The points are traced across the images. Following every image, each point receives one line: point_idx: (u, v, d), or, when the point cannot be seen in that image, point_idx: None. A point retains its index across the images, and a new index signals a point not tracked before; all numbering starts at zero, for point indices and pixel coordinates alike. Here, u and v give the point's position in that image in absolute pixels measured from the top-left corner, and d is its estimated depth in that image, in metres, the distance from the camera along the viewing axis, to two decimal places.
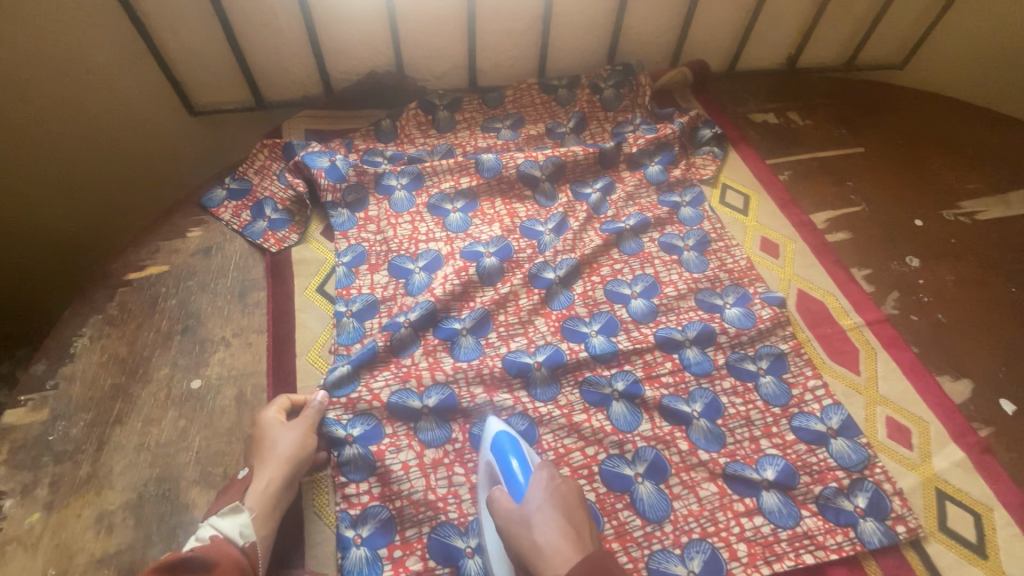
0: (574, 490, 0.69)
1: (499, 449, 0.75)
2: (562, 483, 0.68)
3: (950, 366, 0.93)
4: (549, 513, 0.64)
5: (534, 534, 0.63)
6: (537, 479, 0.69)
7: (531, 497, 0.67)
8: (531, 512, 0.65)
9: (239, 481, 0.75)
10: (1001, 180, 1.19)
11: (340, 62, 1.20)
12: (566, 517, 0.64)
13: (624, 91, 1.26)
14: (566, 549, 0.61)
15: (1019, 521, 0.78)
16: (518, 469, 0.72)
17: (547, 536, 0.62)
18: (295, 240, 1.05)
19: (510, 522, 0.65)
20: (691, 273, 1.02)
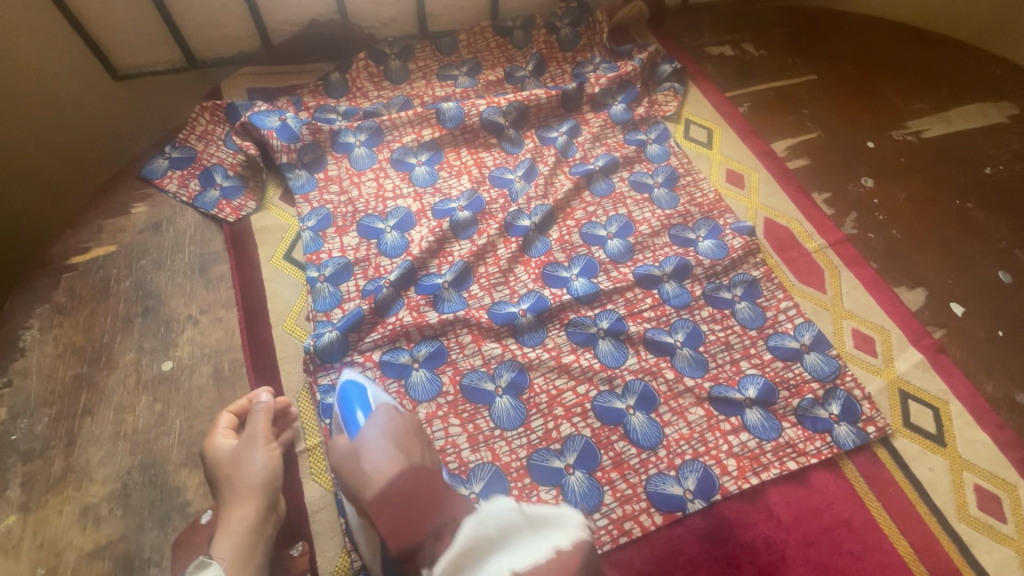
0: (411, 418, 0.71)
1: (345, 398, 0.75)
2: (395, 412, 0.71)
3: (906, 278, 0.99)
4: (378, 438, 0.67)
5: (365, 463, 0.65)
6: (375, 413, 0.71)
7: (365, 431, 0.68)
8: (362, 444, 0.67)
9: (200, 527, 0.69)
10: (942, 98, 1.25)
11: (278, 12, 1.11)
12: (395, 442, 0.67)
13: (581, 29, 1.23)
14: (390, 467, 0.64)
15: (971, 410, 0.86)
16: (362, 416, 0.73)
17: (375, 462, 0.65)
18: (252, 208, 0.99)
19: (344, 458, 0.67)
20: (662, 210, 1.03)
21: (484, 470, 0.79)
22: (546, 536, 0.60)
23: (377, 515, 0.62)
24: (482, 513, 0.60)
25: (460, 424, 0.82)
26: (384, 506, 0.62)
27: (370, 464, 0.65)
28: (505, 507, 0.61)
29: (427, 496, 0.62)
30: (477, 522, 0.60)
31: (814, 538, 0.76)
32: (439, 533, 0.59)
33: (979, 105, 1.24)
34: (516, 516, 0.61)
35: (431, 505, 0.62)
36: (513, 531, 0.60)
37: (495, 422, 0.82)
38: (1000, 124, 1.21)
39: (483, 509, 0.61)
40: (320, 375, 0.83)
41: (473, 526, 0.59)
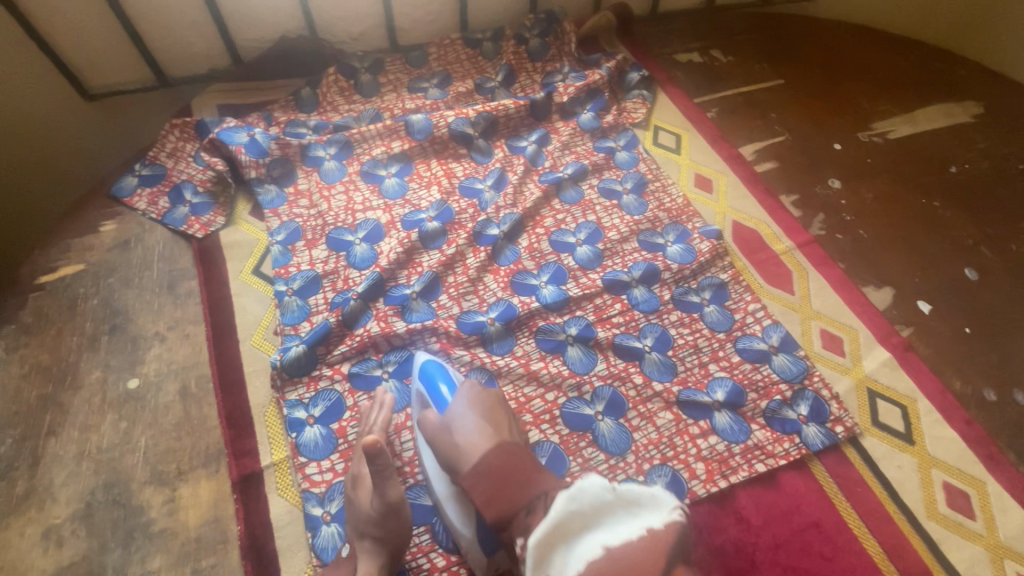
0: (494, 394, 0.72)
1: (427, 376, 0.78)
2: (481, 388, 0.72)
3: (873, 277, 0.99)
4: (467, 414, 0.67)
5: (456, 436, 0.65)
6: (463, 390, 0.71)
7: (458, 406, 0.68)
8: (452, 419, 0.67)
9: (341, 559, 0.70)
10: (908, 100, 1.27)
11: (247, 29, 1.12)
12: (484, 416, 0.67)
13: (549, 40, 1.25)
14: (486, 443, 0.63)
15: (940, 407, 0.86)
16: (448, 391, 0.76)
17: (466, 436, 0.65)
18: (221, 223, 0.99)
19: (435, 432, 0.67)
20: (631, 215, 1.04)
21: None
22: (642, 518, 0.54)
23: (473, 487, 0.61)
24: (575, 490, 0.56)
25: None
26: (482, 479, 0.61)
27: (461, 441, 0.64)
28: (598, 486, 0.56)
29: (523, 472, 0.61)
30: (568, 501, 0.56)
31: (784, 540, 0.76)
32: (532, 508, 0.60)
33: (943, 106, 1.26)
34: (610, 495, 0.56)
35: (526, 482, 0.61)
36: (606, 509, 0.56)
37: None
38: (964, 124, 1.23)
39: (574, 488, 0.56)
40: (288, 390, 0.83)
41: (569, 507, 0.55)
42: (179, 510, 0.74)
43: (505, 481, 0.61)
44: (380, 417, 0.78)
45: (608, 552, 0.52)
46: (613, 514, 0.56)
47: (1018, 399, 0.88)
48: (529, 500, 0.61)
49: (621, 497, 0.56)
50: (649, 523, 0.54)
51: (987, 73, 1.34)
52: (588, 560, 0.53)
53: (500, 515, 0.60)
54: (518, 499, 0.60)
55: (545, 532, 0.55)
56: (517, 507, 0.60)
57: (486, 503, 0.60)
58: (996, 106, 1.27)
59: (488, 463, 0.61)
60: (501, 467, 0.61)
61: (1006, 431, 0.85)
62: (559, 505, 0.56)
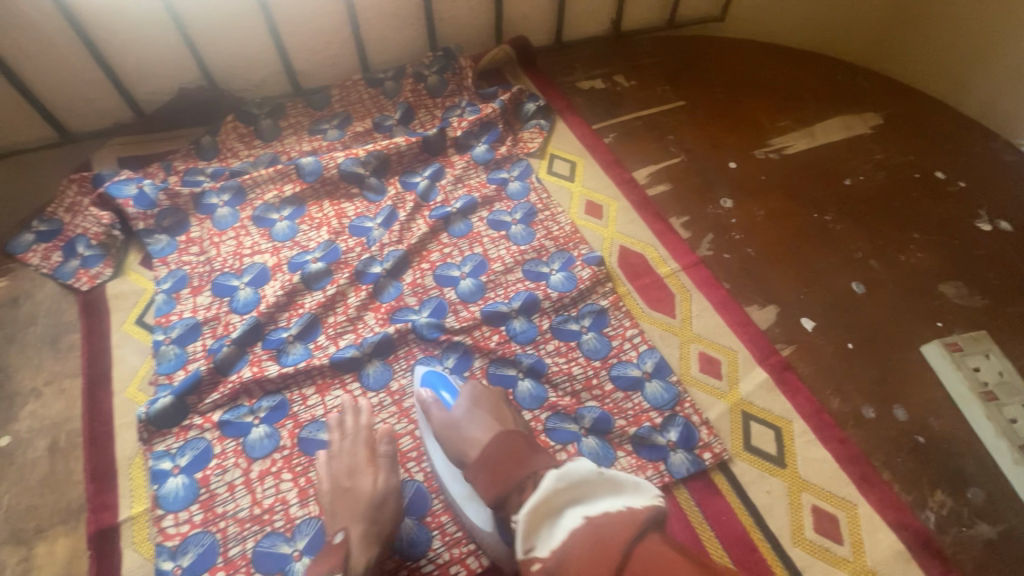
0: (496, 395, 0.80)
1: (433, 381, 0.83)
2: (482, 388, 0.80)
3: (758, 296, 0.99)
4: (472, 415, 0.75)
5: (463, 432, 0.74)
6: (464, 392, 0.79)
7: (463, 402, 0.78)
8: (459, 419, 0.76)
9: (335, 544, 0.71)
10: (808, 115, 1.27)
11: (144, 83, 1.15)
12: (487, 414, 0.75)
13: (448, 76, 1.27)
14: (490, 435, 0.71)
15: (815, 428, 0.85)
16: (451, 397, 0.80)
17: (472, 431, 0.73)
18: (110, 275, 1.00)
19: (442, 428, 0.77)
20: (518, 246, 1.05)
21: (310, 526, 0.78)
22: (621, 499, 0.60)
23: (477, 473, 0.68)
24: (564, 470, 0.63)
25: (292, 479, 0.81)
26: (484, 461, 0.68)
27: (466, 436, 0.73)
28: (585, 466, 0.64)
29: (521, 456, 0.67)
30: (558, 477, 0.63)
31: None
32: (524, 486, 0.65)
33: (843, 118, 1.27)
34: (596, 477, 0.62)
35: (522, 459, 0.67)
36: (592, 488, 0.62)
37: None
38: (863, 135, 1.24)
39: (566, 466, 0.63)
40: (156, 441, 0.83)
41: (556, 481, 0.62)
42: (34, 568, 0.75)
43: (502, 467, 0.67)
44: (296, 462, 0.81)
45: (588, 521, 0.58)
46: (599, 493, 0.62)
47: (898, 414, 0.86)
48: (521, 481, 0.65)
49: (606, 475, 0.62)
50: (629, 503, 0.60)
51: (889, 84, 1.35)
52: (570, 529, 0.59)
53: (496, 493, 0.66)
54: (511, 479, 0.65)
55: (534, 505, 0.62)
56: (512, 485, 0.65)
57: (485, 485, 0.67)
58: (896, 115, 1.28)
59: (488, 448, 0.69)
60: (499, 449, 0.68)
61: (882, 448, 0.83)
62: (550, 478, 0.63)
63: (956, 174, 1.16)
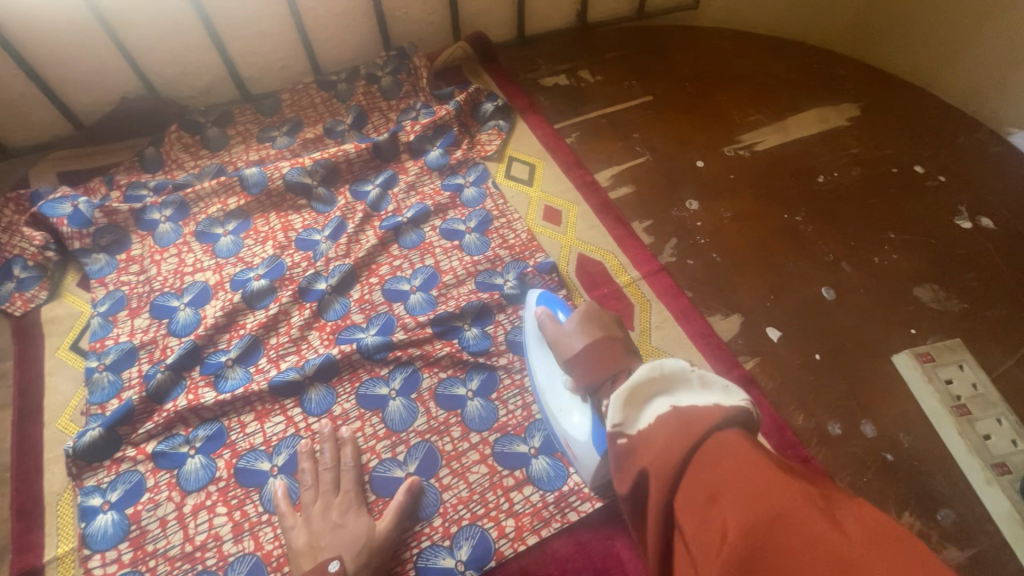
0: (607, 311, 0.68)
1: (547, 302, 0.84)
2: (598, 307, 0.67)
3: (721, 304, 0.94)
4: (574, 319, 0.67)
5: (560, 335, 0.68)
6: (580, 309, 0.68)
7: (579, 313, 0.68)
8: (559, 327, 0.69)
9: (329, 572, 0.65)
10: (782, 107, 1.21)
11: (82, 94, 1.11)
12: (587, 322, 0.65)
13: (402, 77, 1.22)
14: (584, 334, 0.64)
15: (776, 447, 0.80)
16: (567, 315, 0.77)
17: (569, 336, 0.66)
18: (45, 298, 0.96)
19: (549, 339, 0.70)
20: (471, 256, 1.00)
21: (244, 563, 0.74)
22: (712, 398, 0.48)
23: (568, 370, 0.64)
24: (658, 360, 0.52)
25: (227, 513, 0.77)
26: (580, 360, 0.62)
27: (566, 341, 0.66)
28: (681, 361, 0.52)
29: (616, 359, 0.60)
30: (651, 367, 0.52)
31: None
32: (617, 380, 0.58)
33: (819, 110, 1.21)
34: (691, 372, 0.51)
35: (624, 365, 0.60)
36: (684, 382, 0.51)
37: (264, 507, 0.77)
38: (839, 127, 1.18)
39: (662, 358, 0.53)
40: (85, 477, 0.79)
41: (648, 369, 0.52)
42: None
43: (595, 362, 0.60)
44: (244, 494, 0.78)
45: (673, 411, 0.48)
46: (692, 388, 0.50)
47: (865, 430, 0.82)
48: (614, 375, 0.59)
49: (701, 372, 0.50)
50: (720, 402, 0.48)
51: (867, 72, 1.29)
52: (655, 422, 0.49)
53: (587, 382, 0.60)
54: (604, 374, 0.59)
55: (623, 392, 0.53)
56: (603, 380, 0.59)
57: (577, 374, 0.62)
58: (874, 106, 1.21)
59: (585, 350, 0.62)
60: (597, 351, 0.61)
61: (848, 467, 0.79)
62: (642, 369, 0.53)
63: (936, 168, 1.10)
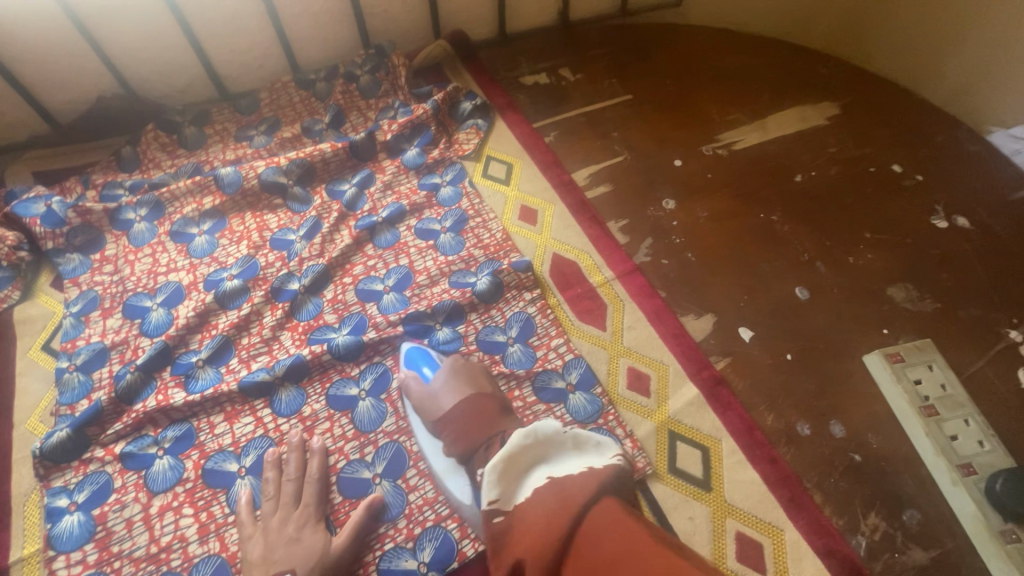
0: (477, 369, 0.81)
1: (412, 360, 0.85)
2: (462, 362, 0.81)
3: (694, 304, 0.94)
4: (450, 385, 0.78)
5: (438, 401, 0.77)
6: (445, 365, 0.82)
7: (441, 372, 0.81)
8: (436, 388, 0.79)
9: None
10: (761, 105, 1.21)
11: (57, 94, 1.11)
12: (464, 380, 0.78)
13: (381, 76, 1.22)
14: (460, 397, 0.75)
15: (744, 447, 0.80)
16: (430, 372, 0.82)
17: (444, 397, 0.77)
18: (16, 298, 0.96)
19: (421, 401, 0.79)
20: (445, 256, 1.00)
21: (208, 563, 0.74)
22: (586, 458, 0.61)
23: (446, 429, 0.74)
24: (532, 427, 0.64)
25: (193, 514, 0.77)
26: (453, 420, 0.74)
27: (436, 401, 0.77)
28: (551, 425, 0.64)
29: (489, 414, 0.73)
30: (526, 435, 0.63)
31: None
32: (490, 443, 0.69)
33: (798, 109, 1.20)
34: (562, 435, 0.64)
35: (493, 422, 0.72)
36: (558, 445, 0.63)
37: (230, 508, 0.78)
38: (819, 126, 1.17)
39: (534, 424, 0.64)
40: (52, 478, 0.79)
41: (525, 439, 0.63)
42: None
43: (472, 421, 0.72)
44: (210, 496, 0.78)
45: (551, 479, 0.58)
46: (563, 450, 0.63)
47: (834, 430, 0.82)
48: (488, 438, 0.70)
49: (571, 436, 0.63)
50: (589, 462, 0.60)
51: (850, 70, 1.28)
52: (534, 487, 0.59)
53: (465, 450, 0.70)
54: (479, 436, 0.70)
55: (501, 462, 0.61)
56: (478, 442, 0.70)
57: (453, 440, 0.72)
58: (855, 104, 1.21)
59: (456, 410, 0.74)
60: (467, 408, 0.74)
61: (816, 467, 0.79)
62: (517, 436, 0.63)
63: (914, 167, 1.10)
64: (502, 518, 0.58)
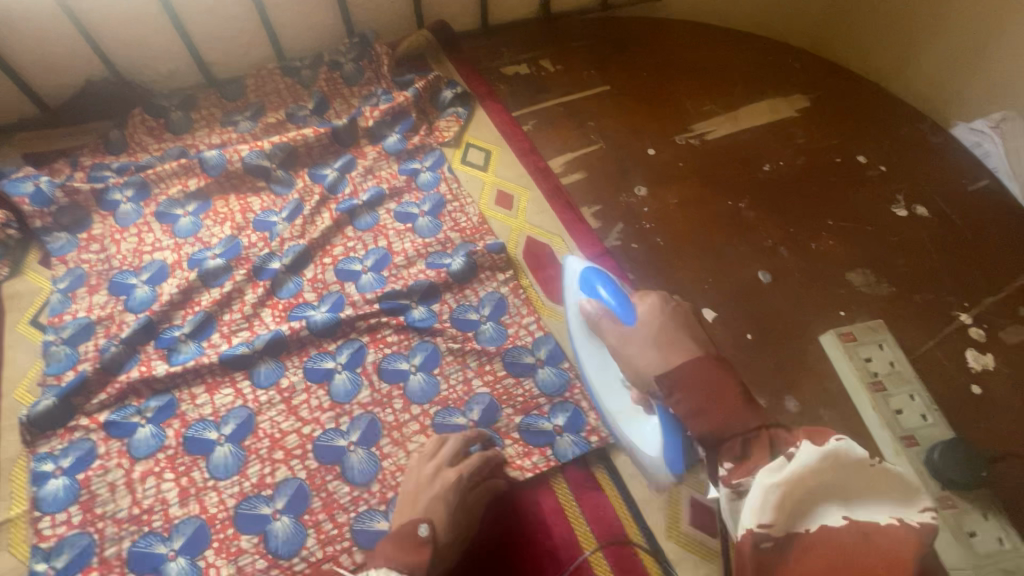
0: (681, 315, 0.77)
1: (587, 280, 0.81)
2: (664, 307, 0.77)
3: (660, 287, 0.98)
4: (656, 338, 0.74)
5: (640, 359, 0.74)
6: (643, 309, 0.77)
7: (643, 316, 0.76)
8: (648, 335, 0.75)
9: (418, 536, 0.67)
10: (734, 97, 1.24)
11: (46, 77, 1.13)
12: (666, 337, 0.74)
13: (364, 64, 1.25)
14: (680, 360, 0.71)
15: None
16: (611, 295, 0.78)
17: (649, 356, 0.73)
18: (5, 275, 0.99)
19: (619, 343, 0.77)
20: (423, 238, 1.03)
21: (188, 524, 0.78)
22: (892, 505, 0.53)
23: (675, 392, 0.70)
24: (836, 449, 0.56)
25: (174, 479, 0.81)
26: (679, 386, 0.69)
27: (649, 359, 0.73)
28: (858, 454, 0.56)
29: (726, 383, 0.68)
30: (831, 458, 0.56)
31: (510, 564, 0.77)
32: (750, 434, 0.64)
33: (770, 100, 1.24)
34: (870, 470, 0.55)
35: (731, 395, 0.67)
36: (867, 478, 0.55)
37: (210, 473, 0.81)
38: (789, 118, 1.21)
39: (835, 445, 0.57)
40: (39, 444, 0.82)
41: (825, 460, 0.56)
42: None
43: (716, 390, 0.67)
44: (189, 462, 0.82)
45: (850, 523, 0.53)
46: (870, 488, 0.55)
47: (788, 405, 0.86)
48: (750, 427, 0.64)
49: (880, 473, 0.55)
50: (898, 513, 0.53)
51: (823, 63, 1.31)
52: (824, 524, 0.53)
53: (712, 429, 0.66)
54: (730, 415, 0.65)
55: (789, 484, 0.56)
56: (737, 423, 0.65)
57: (691, 412, 0.68)
58: (825, 97, 1.24)
59: (684, 373, 0.69)
60: (692, 375, 0.69)
61: None
62: (810, 453, 0.57)
63: (878, 157, 1.14)
64: (771, 544, 0.54)
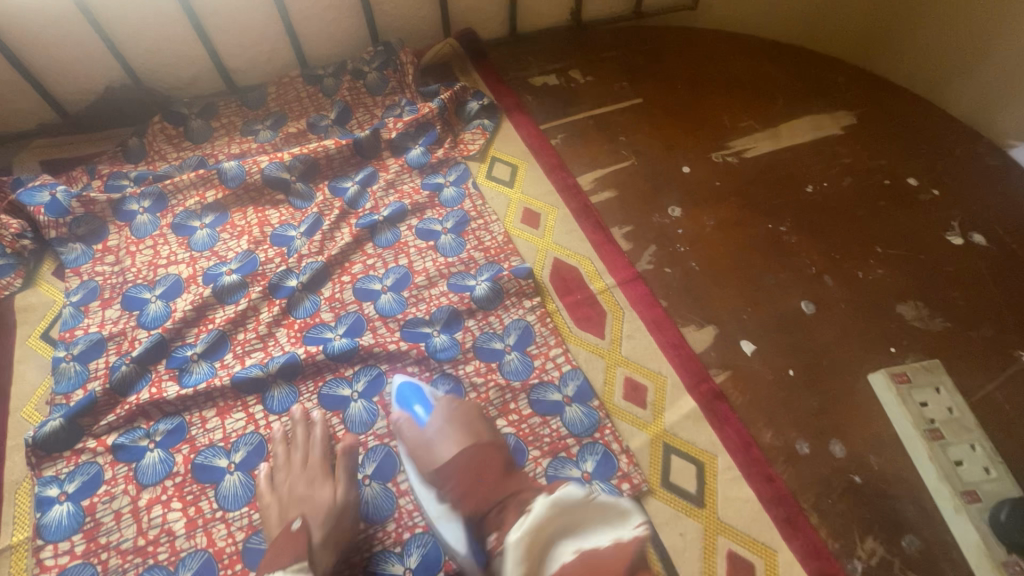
0: (471, 409, 0.78)
1: (405, 397, 0.80)
2: (457, 403, 0.78)
3: (696, 315, 0.92)
4: (445, 432, 0.74)
5: (435, 451, 0.73)
6: (440, 406, 0.77)
7: (435, 415, 0.76)
8: (433, 434, 0.74)
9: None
10: (773, 113, 1.18)
11: (66, 83, 1.11)
12: (460, 430, 0.74)
13: (389, 73, 1.21)
14: (457, 451, 0.71)
15: (740, 464, 0.78)
16: (424, 412, 0.77)
17: (440, 450, 0.73)
18: (18, 286, 0.97)
19: (415, 446, 0.75)
20: (445, 258, 0.98)
21: (193, 559, 0.74)
22: (611, 531, 0.57)
23: (448, 483, 0.70)
24: (555, 497, 0.59)
25: (182, 508, 0.77)
26: (454, 474, 0.70)
27: (433, 450, 0.73)
28: (575, 491, 0.59)
29: (489, 473, 0.70)
30: (552, 505, 0.59)
31: None
32: (502, 505, 0.67)
33: (813, 117, 1.17)
34: (587, 505, 0.59)
35: (500, 481, 0.69)
36: (584, 511, 0.59)
37: (219, 504, 0.77)
38: (833, 136, 1.15)
39: (558, 491, 0.60)
40: (43, 467, 0.79)
41: (547, 508, 0.58)
42: None
43: (477, 475, 0.70)
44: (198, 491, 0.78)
45: (580, 554, 0.56)
46: (592, 520, 0.59)
47: (835, 450, 0.80)
48: (499, 501, 0.68)
49: (596, 502, 0.59)
50: (616, 536, 0.57)
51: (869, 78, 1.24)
52: (563, 561, 0.56)
53: (476, 508, 0.68)
54: (490, 496, 0.68)
55: (529, 534, 0.57)
56: (490, 504, 0.68)
57: (459, 498, 0.69)
58: (871, 114, 1.18)
59: (459, 463, 0.70)
60: (467, 465, 0.70)
61: (814, 487, 0.77)
62: (541, 506, 0.59)
63: (930, 180, 1.07)
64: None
